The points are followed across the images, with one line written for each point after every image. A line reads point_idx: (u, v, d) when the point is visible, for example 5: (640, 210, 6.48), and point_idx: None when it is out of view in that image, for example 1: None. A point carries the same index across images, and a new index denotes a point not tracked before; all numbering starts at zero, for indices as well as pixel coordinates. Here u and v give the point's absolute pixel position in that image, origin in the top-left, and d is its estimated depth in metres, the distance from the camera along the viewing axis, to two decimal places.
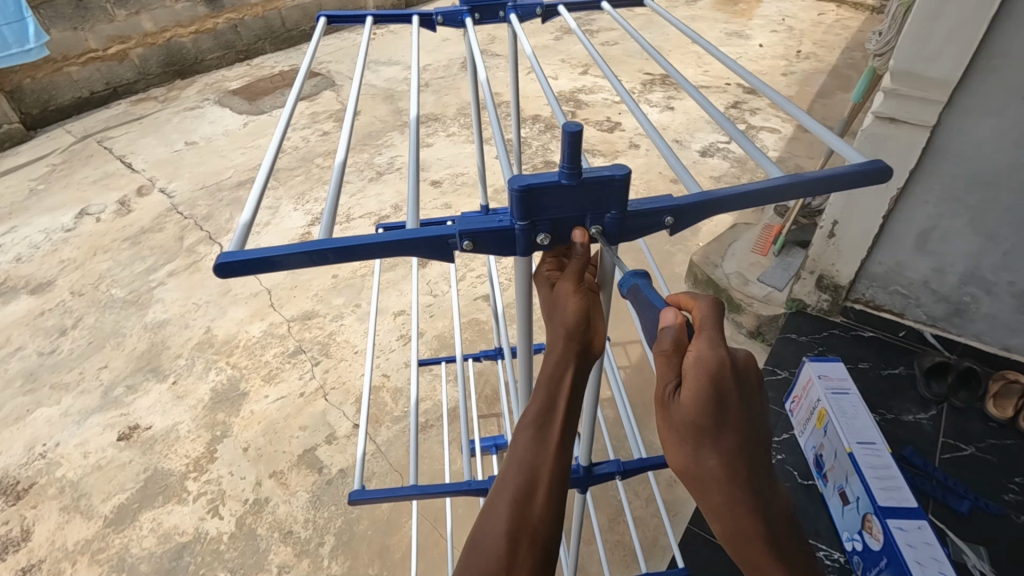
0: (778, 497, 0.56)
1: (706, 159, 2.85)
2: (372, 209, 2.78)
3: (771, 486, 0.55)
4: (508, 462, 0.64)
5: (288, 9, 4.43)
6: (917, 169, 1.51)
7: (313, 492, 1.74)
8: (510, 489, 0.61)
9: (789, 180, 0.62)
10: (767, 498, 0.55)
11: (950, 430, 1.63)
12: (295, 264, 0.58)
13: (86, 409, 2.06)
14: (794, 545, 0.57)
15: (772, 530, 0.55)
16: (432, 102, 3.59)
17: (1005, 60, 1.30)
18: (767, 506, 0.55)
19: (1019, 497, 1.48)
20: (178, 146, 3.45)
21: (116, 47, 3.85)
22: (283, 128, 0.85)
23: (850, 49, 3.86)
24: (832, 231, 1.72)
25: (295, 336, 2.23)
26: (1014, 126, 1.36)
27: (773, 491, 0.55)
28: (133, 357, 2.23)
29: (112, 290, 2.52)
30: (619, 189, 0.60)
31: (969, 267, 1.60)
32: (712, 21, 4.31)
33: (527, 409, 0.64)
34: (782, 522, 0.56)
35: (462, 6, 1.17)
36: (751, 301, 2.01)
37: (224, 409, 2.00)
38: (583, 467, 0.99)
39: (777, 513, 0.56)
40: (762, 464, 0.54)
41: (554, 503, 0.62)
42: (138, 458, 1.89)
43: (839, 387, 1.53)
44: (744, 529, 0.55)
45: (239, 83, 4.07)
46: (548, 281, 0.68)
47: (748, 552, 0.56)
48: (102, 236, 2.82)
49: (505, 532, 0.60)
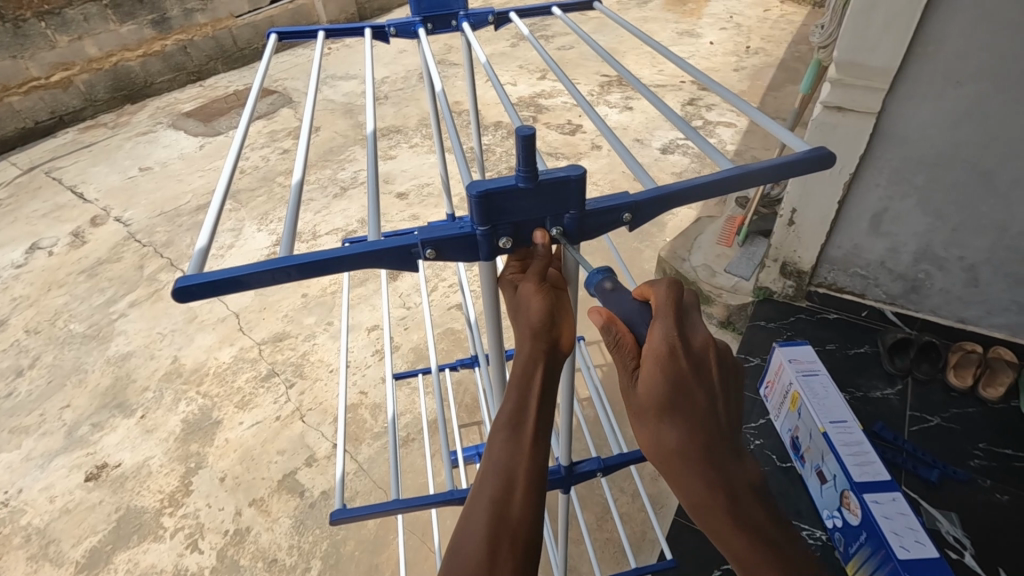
0: (745, 469, 0.60)
1: (667, 155, 2.91)
2: (338, 225, 2.75)
3: (734, 457, 0.59)
4: (485, 466, 0.64)
5: (238, 28, 4.35)
6: (865, 154, 1.57)
7: (295, 517, 1.70)
8: (490, 493, 0.62)
9: (740, 170, 0.64)
10: (738, 473, 0.59)
11: (916, 402, 1.69)
12: (257, 284, 0.57)
13: (49, 452, 1.97)
14: (761, 514, 0.61)
15: (740, 499, 0.59)
16: (392, 114, 3.58)
17: (939, 47, 1.36)
18: (737, 480, 0.59)
19: (984, 461, 1.54)
20: (132, 173, 3.35)
21: (59, 74, 3.72)
22: (238, 148, 0.84)
23: (795, 42, 4.00)
24: (791, 219, 1.78)
25: (267, 359, 2.18)
26: (951, 109, 1.43)
27: (742, 464, 0.60)
28: (97, 393, 2.15)
29: (70, 326, 2.43)
30: (576, 189, 0.60)
31: (921, 245, 1.67)
32: (663, 22, 4.41)
33: (500, 411, 0.65)
34: (750, 493, 0.60)
35: (415, 17, 1.17)
36: (720, 292, 2.05)
37: (198, 439, 1.95)
38: (564, 467, 0.99)
39: (741, 485, 0.59)
40: (730, 442, 0.59)
41: (533, 503, 0.61)
42: (109, 498, 1.82)
43: (808, 369, 1.56)
44: (718, 508, 0.59)
45: (193, 105, 3.98)
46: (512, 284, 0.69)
47: (715, 522, 0.60)
48: (55, 270, 2.71)
49: (484, 538, 0.59)
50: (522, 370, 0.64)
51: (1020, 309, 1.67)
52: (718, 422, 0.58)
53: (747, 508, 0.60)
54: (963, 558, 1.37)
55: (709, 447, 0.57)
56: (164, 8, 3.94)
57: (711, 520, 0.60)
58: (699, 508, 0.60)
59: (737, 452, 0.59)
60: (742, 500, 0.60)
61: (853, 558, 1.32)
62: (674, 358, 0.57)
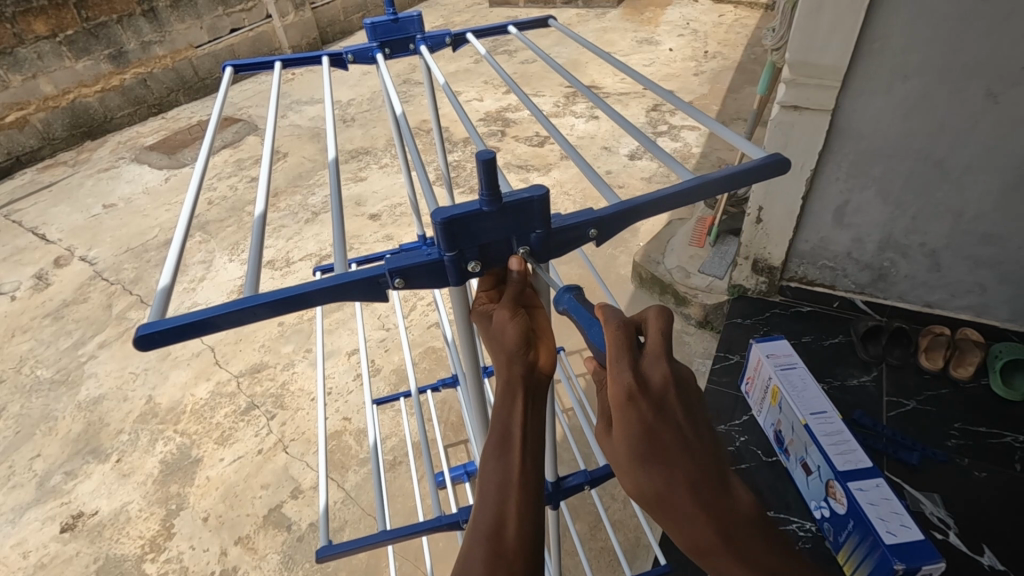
0: (735, 501, 0.56)
1: (635, 161, 2.95)
2: (312, 250, 2.72)
3: (724, 490, 0.56)
4: (480, 493, 0.64)
5: (198, 59, 4.32)
6: (825, 150, 1.62)
7: (284, 552, 1.66)
8: (487, 527, 0.61)
9: (699, 180, 0.65)
10: (724, 503, 0.56)
11: (892, 387, 1.73)
12: (223, 323, 0.56)
13: (20, 505, 1.89)
14: (764, 546, 0.56)
15: (734, 534, 0.55)
16: (360, 136, 3.58)
17: (885, 44, 1.41)
18: (726, 512, 0.55)
19: (960, 440, 1.58)
20: (95, 211, 3.27)
21: (14, 114, 3.63)
22: (197, 185, 0.82)
23: (751, 45, 4.12)
24: (759, 217, 1.82)
25: (246, 392, 2.13)
26: (900, 102, 1.48)
27: (728, 494, 0.56)
28: (68, 441, 2.07)
29: (37, 372, 2.34)
30: (539, 209, 0.61)
31: (884, 233, 1.72)
32: (622, 31, 4.51)
33: (487, 439, 0.65)
34: (747, 525, 0.56)
35: (371, 42, 1.17)
36: (696, 292, 2.08)
37: (178, 479, 1.89)
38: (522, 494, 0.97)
39: (735, 515, 0.56)
40: (711, 473, 0.56)
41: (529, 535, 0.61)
42: (86, 548, 1.75)
43: (786, 362, 1.59)
44: (714, 543, 0.55)
45: (156, 138, 3.93)
46: (487, 313, 0.69)
47: (715, 559, 0.56)
48: (18, 315, 2.62)
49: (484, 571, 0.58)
50: (502, 395, 0.63)
51: (982, 289, 1.72)
52: (699, 450, 0.56)
53: (748, 542, 0.56)
54: (948, 538, 1.40)
55: (689, 486, 0.55)
56: (121, 42, 3.89)
57: (711, 558, 0.56)
58: (698, 548, 0.56)
59: (721, 482, 0.56)
60: (740, 533, 0.56)
61: (843, 548, 1.33)
62: (635, 402, 0.55)
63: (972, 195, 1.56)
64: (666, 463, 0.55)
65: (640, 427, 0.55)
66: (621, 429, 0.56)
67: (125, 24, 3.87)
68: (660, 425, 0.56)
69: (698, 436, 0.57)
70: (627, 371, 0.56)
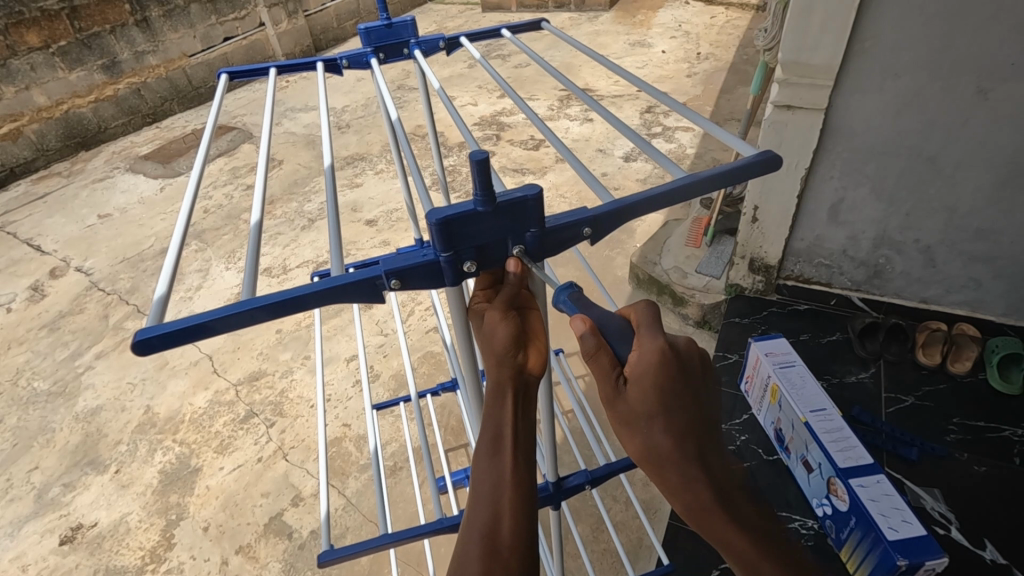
0: (729, 468, 0.59)
1: (630, 163, 2.97)
2: (308, 257, 2.72)
3: (720, 457, 0.58)
4: (473, 495, 0.64)
5: (192, 68, 4.32)
6: (818, 148, 1.63)
7: (285, 560, 1.66)
8: (482, 527, 0.61)
9: (693, 178, 0.65)
10: (721, 470, 0.58)
11: (890, 383, 1.74)
12: (221, 328, 0.56)
13: (18, 519, 1.87)
14: (751, 510, 0.59)
15: (729, 498, 0.58)
16: (355, 142, 3.58)
17: (875, 42, 1.42)
18: (720, 476, 0.58)
19: (959, 435, 1.59)
20: (90, 221, 3.26)
21: (8, 125, 3.61)
22: (194, 193, 0.82)
23: (743, 46, 4.14)
24: (754, 216, 1.83)
25: (245, 401, 2.13)
26: (892, 99, 1.49)
27: (725, 462, 0.59)
28: (66, 453, 2.06)
29: (34, 384, 2.33)
30: (534, 208, 0.61)
31: (878, 230, 1.73)
32: (615, 34, 4.53)
33: (478, 441, 0.65)
34: (738, 491, 0.59)
35: (366, 48, 1.17)
36: (693, 292, 2.08)
37: (177, 489, 1.88)
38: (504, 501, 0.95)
39: (728, 482, 0.58)
40: (712, 441, 0.58)
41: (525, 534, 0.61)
42: (86, 561, 1.73)
43: (784, 360, 1.59)
44: (712, 509, 0.57)
45: (150, 147, 3.92)
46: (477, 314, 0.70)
47: (710, 522, 0.58)
48: (14, 328, 2.61)
49: (479, 569, 0.58)
50: (491, 396, 0.64)
51: (976, 285, 1.73)
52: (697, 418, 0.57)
53: (739, 505, 0.58)
54: (950, 533, 1.40)
55: (694, 451, 0.56)
56: (114, 52, 3.88)
57: (705, 523, 0.58)
58: (695, 514, 0.58)
59: (718, 450, 0.58)
60: (732, 498, 0.58)
61: (845, 545, 1.33)
62: (661, 363, 0.56)
63: (965, 191, 1.57)
64: (673, 432, 0.56)
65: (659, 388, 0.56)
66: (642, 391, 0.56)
67: (118, 34, 3.87)
68: (672, 388, 0.56)
69: (700, 401, 0.58)
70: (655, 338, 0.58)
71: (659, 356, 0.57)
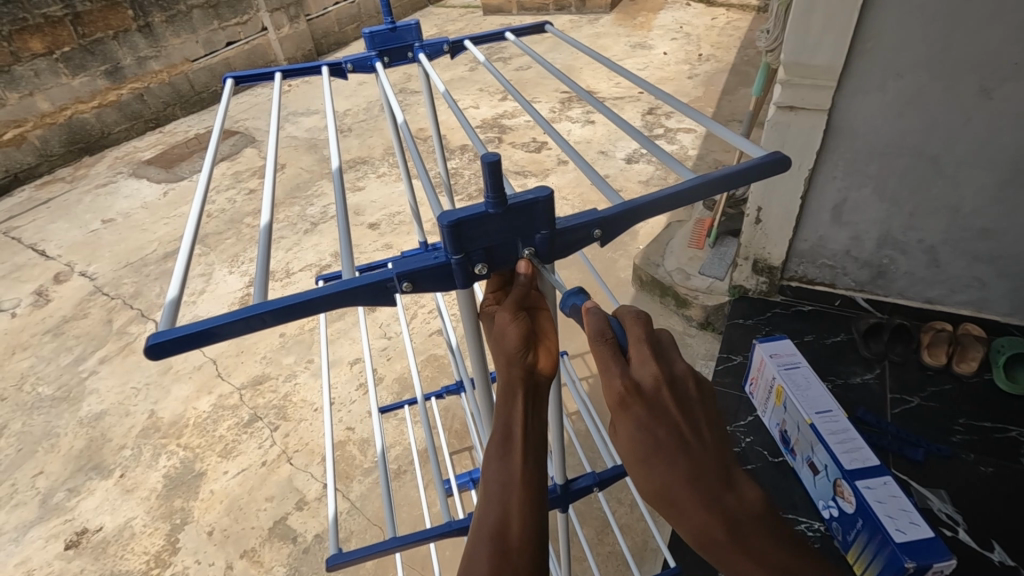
0: (743, 496, 0.58)
1: (632, 164, 2.97)
2: (311, 261, 2.72)
3: (729, 486, 0.58)
4: (482, 493, 0.64)
5: (194, 73, 4.34)
6: (822, 149, 1.63)
7: (289, 565, 1.65)
8: (491, 526, 0.62)
9: (700, 180, 0.65)
10: (730, 498, 0.57)
11: (895, 385, 1.73)
12: (233, 331, 0.56)
13: (23, 524, 1.87)
14: (770, 541, 0.59)
15: (741, 528, 0.58)
16: (357, 145, 3.59)
17: (877, 43, 1.42)
18: (732, 509, 0.57)
19: (965, 436, 1.58)
20: (94, 227, 3.27)
21: (12, 131, 3.63)
22: (202, 197, 0.82)
23: (743, 47, 4.15)
24: (758, 217, 1.83)
25: (249, 404, 2.13)
26: (895, 99, 1.49)
27: (735, 490, 0.58)
28: (70, 458, 2.06)
29: (38, 389, 2.33)
30: (543, 210, 0.61)
31: (881, 231, 1.72)
32: (615, 36, 4.54)
33: (488, 440, 0.65)
34: (753, 520, 0.58)
35: (370, 52, 1.17)
36: (696, 293, 2.08)
37: (181, 494, 1.88)
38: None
39: (739, 509, 0.58)
40: (717, 471, 0.57)
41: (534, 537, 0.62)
42: (91, 566, 1.73)
43: (789, 362, 1.59)
44: (721, 537, 0.57)
45: (153, 152, 3.94)
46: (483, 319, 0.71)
47: (724, 553, 0.58)
48: (18, 333, 2.61)
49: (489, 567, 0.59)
50: (502, 395, 0.64)
51: (980, 284, 1.73)
52: (695, 448, 0.57)
53: (754, 536, 0.58)
54: (957, 535, 1.39)
55: (691, 480, 0.56)
56: (116, 57, 3.90)
57: (717, 551, 0.59)
58: (704, 543, 0.59)
59: (725, 479, 0.58)
60: (744, 527, 0.58)
61: (852, 547, 1.33)
62: (627, 404, 0.57)
63: (968, 190, 1.56)
64: (662, 469, 0.56)
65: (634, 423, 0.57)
66: (622, 428, 0.58)
67: (120, 40, 3.89)
68: (651, 421, 0.57)
69: (694, 432, 0.58)
70: (615, 370, 0.58)
71: (619, 396, 0.57)
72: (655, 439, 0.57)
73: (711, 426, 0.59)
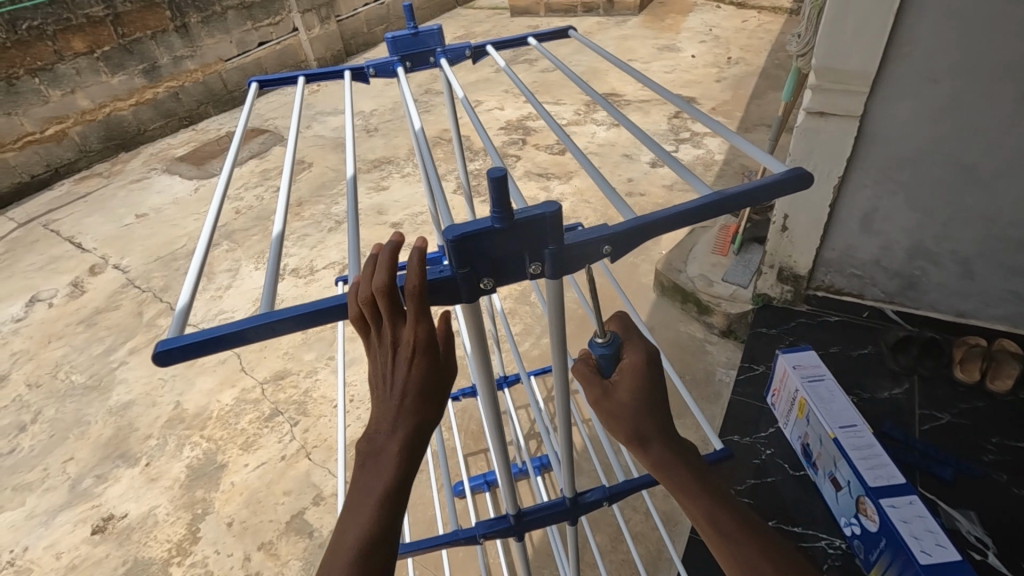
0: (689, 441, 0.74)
1: (657, 168, 2.93)
2: (335, 259, 2.76)
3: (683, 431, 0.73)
4: (368, 493, 0.62)
5: (227, 72, 4.43)
6: (853, 156, 1.58)
7: (305, 559, 1.68)
8: (373, 493, 0.62)
9: (716, 197, 0.64)
10: (682, 437, 0.73)
11: (924, 400, 1.67)
12: (238, 341, 0.57)
13: (53, 508, 1.94)
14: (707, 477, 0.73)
15: (690, 459, 0.72)
16: (382, 145, 3.63)
17: (914, 48, 1.38)
18: (682, 444, 0.72)
19: (997, 456, 1.52)
20: (127, 221, 3.37)
21: (53, 127, 3.75)
22: (218, 206, 0.84)
23: (774, 50, 4.07)
24: (784, 225, 1.79)
25: (270, 399, 2.17)
26: (931, 107, 1.44)
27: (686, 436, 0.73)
28: (99, 445, 2.12)
29: (71, 377, 2.41)
30: (551, 225, 0.60)
31: (913, 241, 1.67)
32: (643, 38, 4.50)
33: (386, 444, 0.63)
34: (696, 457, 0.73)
35: (392, 56, 1.18)
36: (719, 301, 2.05)
37: (203, 485, 1.92)
38: (513, 516, 0.94)
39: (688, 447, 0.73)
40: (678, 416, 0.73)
41: (401, 504, 0.63)
42: (115, 551, 1.78)
43: (814, 374, 1.55)
44: (675, 462, 0.71)
45: (186, 149, 4.04)
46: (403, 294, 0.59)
47: (673, 479, 0.71)
48: (54, 323, 2.70)
49: (365, 523, 0.61)
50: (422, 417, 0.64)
51: (1018, 298, 1.66)
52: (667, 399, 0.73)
53: (698, 467, 0.72)
54: (987, 559, 1.34)
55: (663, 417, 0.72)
56: (153, 57, 4.01)
57: (669, 477, 0.71)
58: (659, 469, 0.71)
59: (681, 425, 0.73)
60: (693, 460, 0.72)
61: (875, 566, 1.28)
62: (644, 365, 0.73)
63: (1006, 200, 1.50)
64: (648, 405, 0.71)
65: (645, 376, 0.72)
66: (632, 378, 0.72)
67: (157, 40, 4.00)
68: (654, 375, 0.73)
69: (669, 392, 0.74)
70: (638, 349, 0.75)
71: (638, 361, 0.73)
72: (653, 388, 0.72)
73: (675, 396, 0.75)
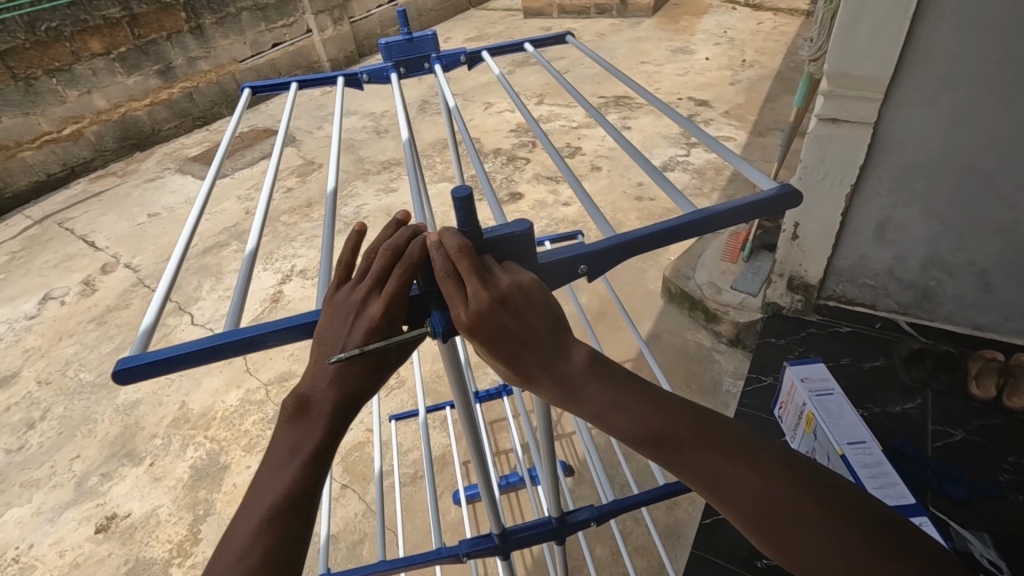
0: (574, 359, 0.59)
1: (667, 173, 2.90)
2: None
3: (562, 351, 0.59)
4: (267, 496, 0.58)
5: (241, 73, 4.45)
6: (865, 163, 1.55)
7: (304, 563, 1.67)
8: (266, 499, 0.58)
9: (698, 215, 0.62)
10: (561, 364, 0.58)
11: (937, 416, 1.62)
12: (195, 360, 0.58)
13: (59, 505, 1.96)
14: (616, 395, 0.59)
15: (580, 387, 0.59)
16: (393, 147, 3.63)
17: (930, 53, 1.34)
18: (565, 372, 0.59)
19: (1013, 476, 1.47)
20: (140, 220, 3.40)
21: (70, 127, 3.80)
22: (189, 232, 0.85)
23: (790, 53, 4.01)
24: (795, 233, 1.75)
25: (274, 401, 2.17)
26: (947, 113, 1.40)
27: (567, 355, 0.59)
28: (106, 443, 2.14)
29: (80, 375, 2.44)
30: (523, 243, 0.59)
31: (928, 251, 1.62)
32: (656, 40, 4.46)
33: (293, 446, 0.59)
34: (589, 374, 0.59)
35: (386, 62, 1.17)
36: (727, 309, 2.02)
37: (205, 485, 1.93)
38: (498, 535, 0.93)
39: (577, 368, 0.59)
40: (549, 339, 0.58)
41: (301, 515, 0.58)
42: (118, 550, 1.79)
43: (822, 388, 1.51)
44: (563, 400, 0.60)
45: (199, 149, 4.07)
46: (374, 252, 0.61)
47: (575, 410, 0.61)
48: (66, 320, 2.74)
49: (252, 531, 0.57)
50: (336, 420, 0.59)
51: None
52: (531, 330, 0.57)
53: (594, 389, 0.59)
54: None
55: (525, 358, 0.57)
56: (168, 58, 4.05)
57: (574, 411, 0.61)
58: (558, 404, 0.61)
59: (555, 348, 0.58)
60: (584, 386, 0.59)
61: None
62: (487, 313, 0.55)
63: None
64: (505, 354, 0.57)
65: (493, 326, 0.55)
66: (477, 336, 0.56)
67: (173, 41, 4.04)
68: (503, 318, 0.55)
69: (529, 318, 0.56)
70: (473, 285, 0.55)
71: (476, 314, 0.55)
72: (505, 334, 0.56)
73: (546, 309, 0.58)
